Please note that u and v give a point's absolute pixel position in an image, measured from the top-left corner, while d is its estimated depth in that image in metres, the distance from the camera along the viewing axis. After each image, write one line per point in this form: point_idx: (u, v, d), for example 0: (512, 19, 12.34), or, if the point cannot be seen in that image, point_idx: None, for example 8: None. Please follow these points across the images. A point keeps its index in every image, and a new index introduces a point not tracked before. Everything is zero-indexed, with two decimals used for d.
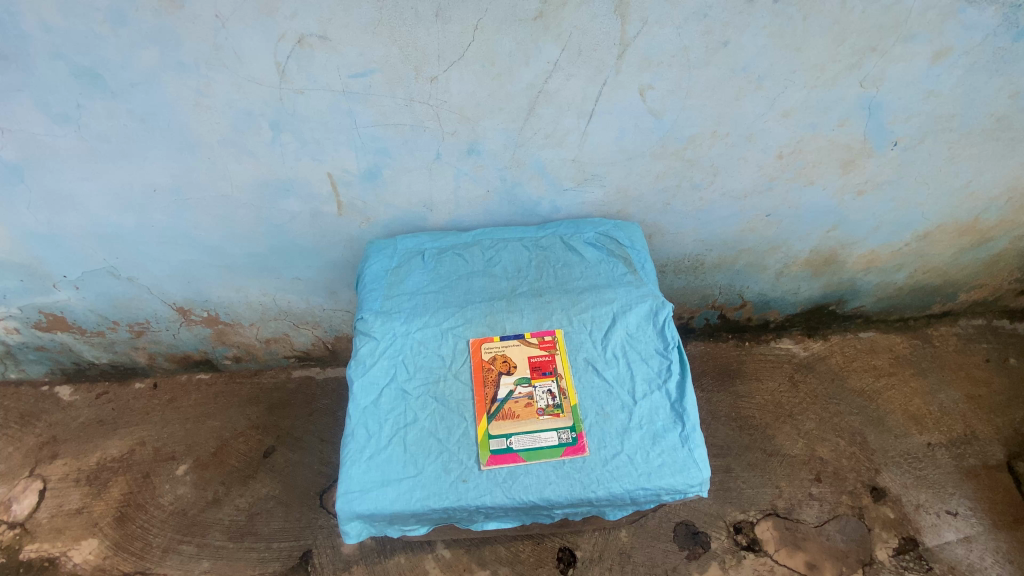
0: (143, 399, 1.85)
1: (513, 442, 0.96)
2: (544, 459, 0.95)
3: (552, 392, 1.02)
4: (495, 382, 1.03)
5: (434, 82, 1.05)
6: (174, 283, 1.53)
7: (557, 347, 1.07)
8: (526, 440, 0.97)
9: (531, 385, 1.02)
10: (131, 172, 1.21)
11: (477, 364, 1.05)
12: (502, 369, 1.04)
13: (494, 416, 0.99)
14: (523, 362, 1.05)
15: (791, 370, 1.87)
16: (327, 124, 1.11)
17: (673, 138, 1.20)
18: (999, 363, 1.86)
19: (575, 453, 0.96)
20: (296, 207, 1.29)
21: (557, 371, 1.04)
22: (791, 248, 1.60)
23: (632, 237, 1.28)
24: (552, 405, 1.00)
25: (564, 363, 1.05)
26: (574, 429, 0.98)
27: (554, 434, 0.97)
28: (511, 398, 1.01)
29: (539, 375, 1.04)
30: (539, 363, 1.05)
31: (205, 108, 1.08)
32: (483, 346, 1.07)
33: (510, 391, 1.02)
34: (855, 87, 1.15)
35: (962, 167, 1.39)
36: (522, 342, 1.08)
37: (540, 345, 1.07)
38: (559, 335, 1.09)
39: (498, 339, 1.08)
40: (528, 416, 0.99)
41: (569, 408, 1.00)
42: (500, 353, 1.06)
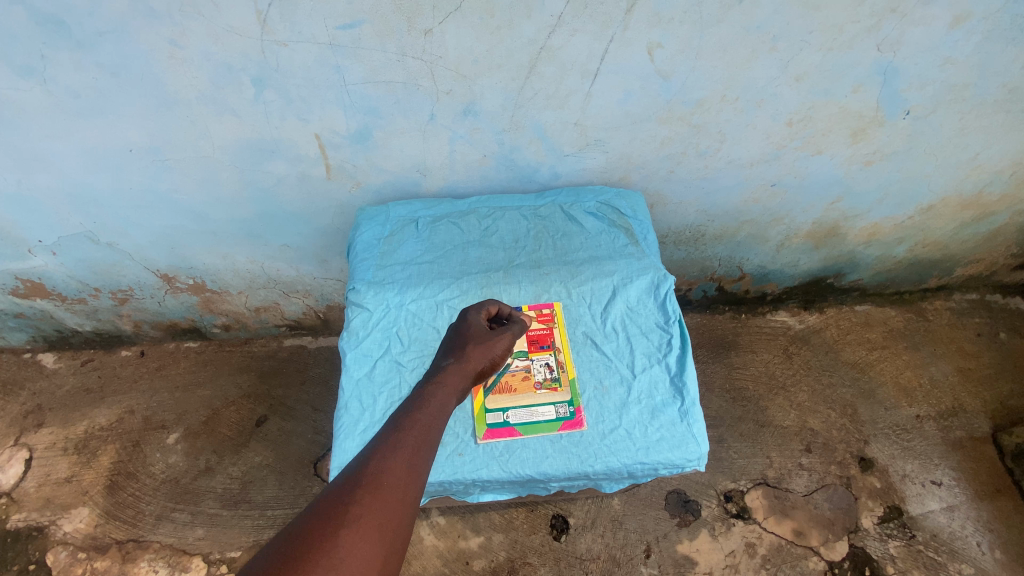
0: (131, 366, 1.81)
1: (509, 416, 0.95)
2: (541, 433, 0.93)
3: (550, 366, 1.00)
4: None
5: (428, 36, 0.97)
6: (156, 249, 1.47)
7: (556, 320, 1.05)
8: (522, 414, 0.95)
9: (528, 358, 1.00)
10: (105, 130, 1.13)
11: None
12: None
13: (491, 391, 0.97)
14: (520, 336, 1.03)
15: (786, 343, 1.87)
16: (314, 80, 1.03)
17: (680, 102, 1.14)
18: (990, 337, 1.87)
19: (572, 428, 0.94)
20: (282, 170, 1.22)
21: (555, 345, 1.02)
22: (794, 220, 1.56)
23: (633, 206, 1.24)
24: (549, 378, 0.98)
25: (563, 336, 1.03)
26: (572, 403, 0.96)
27: (551, 408, 0.96)
28: (508, 371, 0.99)
29: (537, 348, 1.01)
30: (537, 336, 1.02)
31: (182, 61, 1.00)
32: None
33: (507, 364, 1.00)
34: (871, 51, 1.09)
35: (972, 139, 1.35)
36: (520, 315, 1.05)
37: (538, 318, 1.04)
38: (558, 308, 1.06)
39: None
40: (525, 390, 0.97)
41: (567, 382, 0.99)
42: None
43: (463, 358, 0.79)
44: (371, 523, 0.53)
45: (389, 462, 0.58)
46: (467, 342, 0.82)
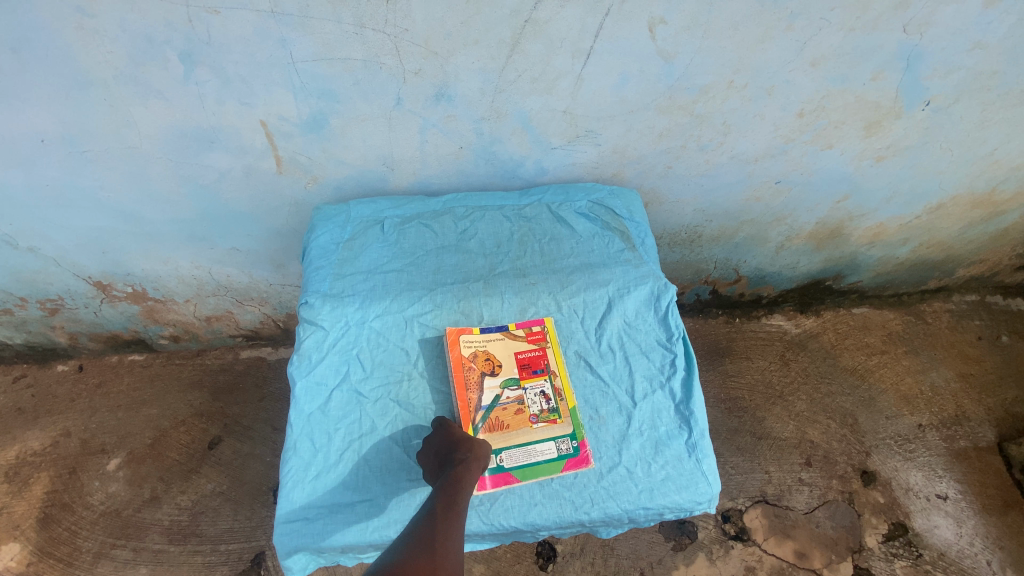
0: (68, 383, 1.62)
1: (504, 458, 0.81)
2: (542, 477, 0.81)
3: (546, 394, 0.86)
4: (479, 386, 0.85)
5: (391, 3, 0.81)
6: (86, 254, 1.28)
7: (548, 339, 0.91)
8: (518, 456, 0.82)
9: (520, 387, 0.86)
10: (7, 116, 0.95)
11: (454, 362, 0.87)
12: (487, 370, 0.87)
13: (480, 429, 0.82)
14: (509, 360, 0.88)
15: (782, 349, 1.77)
16: (256, 56, 0.87)
17: (682, 88, 1.01)
18: (991, 341, 1.80)
19: (577, 467, 0.82)
20: (225, 163, 1.05)
21: (550, 369, 0.88)
22: (796, 220, 1.45)
23: (629, 206, 1.11)
24: (547, 410, 0.85)
25: (557, 358, 0.90)
26: (575, 437, 0.83)
27: (552, 445, 0.82)
28: (498, 404, 0.85)
29: (530, 374, 0.87)
30: (528, 359, 0.88)
31: (91, 32, 0.83)
32: (461, 338, 0.89)
33: (497, 396, 0.85)
34: (896, 33, 0.97)
35: (991, 132, 1.25)
36: (507, 335, 0.90)
37: (528, 339, 0.90)
38: (550, 323, 0.93)
39: (479, 331, 0.90)
40: (519, 426, 0.84)
41: (567, 411, 0.86)
42: (481, 349, 0.88)
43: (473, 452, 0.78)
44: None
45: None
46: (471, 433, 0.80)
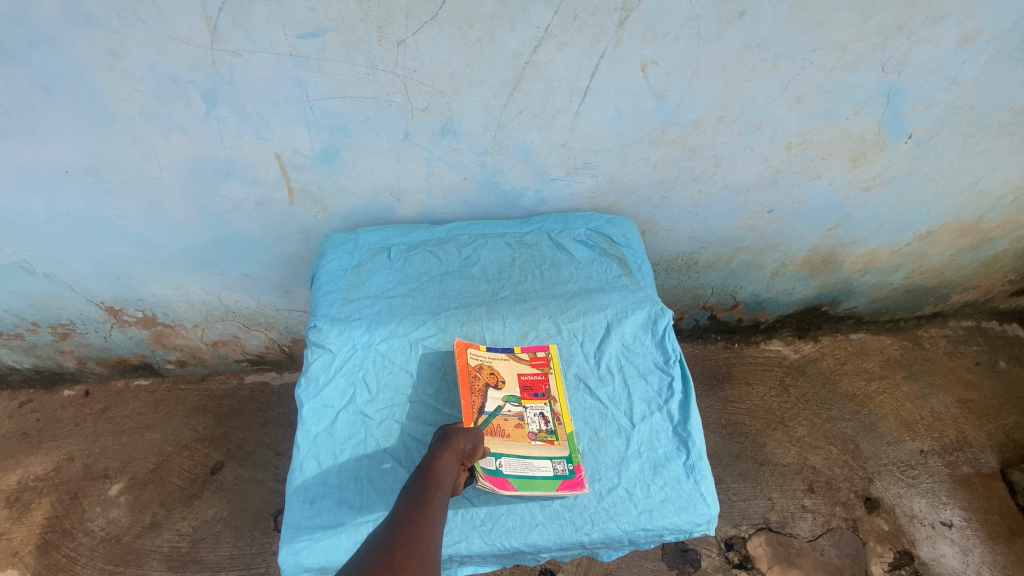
0: (73, 408, 1.64)
1: (501, 464, 0.82)
2: (538, 492, 0.80)
3: (545, 416, 0.88)
4: (483, 394, 0.88)
5: (402, 47, 0.87)
6: (100, 280, 1.33)
7: (551, 366, 0.94)
8: (516, 466, 0.82)
9: (521, 405, 0.88)
10: (35, 150, 1.01)
11: (461, 368, 0.90)
12: (491, 382, 0.89)
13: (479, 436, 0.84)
14: (512, 378, 0.91)
15: (781, 374, 1.78)
16: (274, 95, 0.93)
17: (675, 123, 1.06)
18: (990, 366, 1.81)
19: (572, 489, 0.81)
20: (239, 194, 1.10)
21: (550, 393, 0.90)
22: (790, 247, 1.49)
23: (626, 234, 1.15)
24: (545, 430, 0.87)
25: (558, 384, 0.92)
26: (570, 460, 0.84)
27: (548, 464, 0.83)
28: (499, 414, 0.87)
29: (531, 395, 0.89)
30: (530, 382, 0.91)
31: (121, 72, 0.89)
32: (469, 350, 0.93)
33: (499, 408, 0.87)
34: (875, 71, 1.04)
35: (973, 163, 1.31)
36: (513, 355, 0.93)
37: (532, 362, 0.93)
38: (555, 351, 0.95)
39: (485, 348, 0.94)
40: (518, 440, 0.85)
41: (564, 435, 0.87)
42: (487, 363, 0.91)
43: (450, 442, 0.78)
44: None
45: (405, 547, 0.60)
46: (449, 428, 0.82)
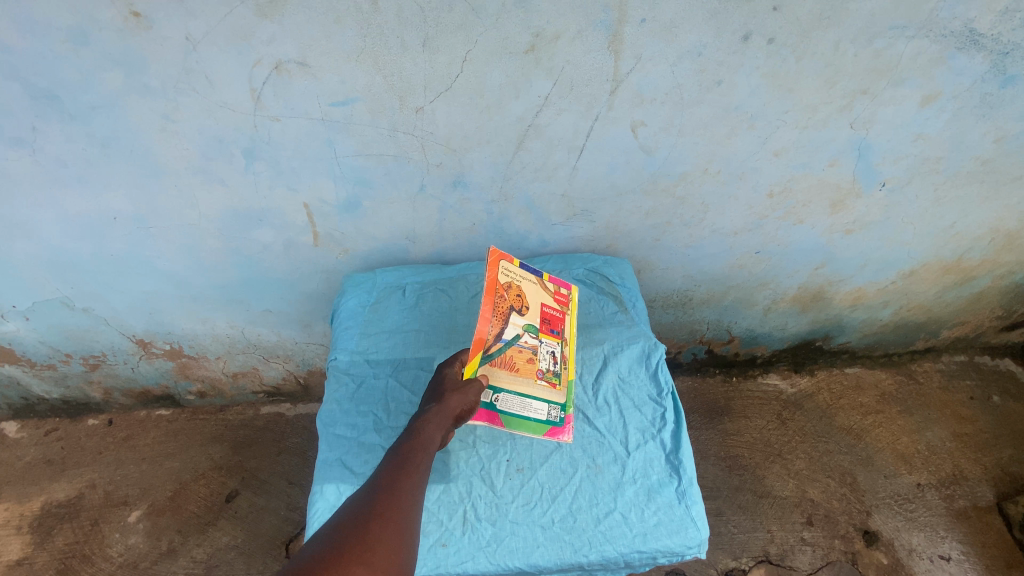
0: (97, 436, 1.71)
1: (498, 399, 0.95)
2: (528, 432, 0.96)
3: (554, 356, 1.01)
4: (507, 318, 0.94)
5: (420, 113, 0.99)
6: (134, 314, 1.43)
7: (569, 305, 1.07)
8: (515, 403, 0.96)
9: (537, 338, 0.98)
10: (90, 199, 1.13)
11: (491, 281, 0.93)
12: (517, 305, 0.96)
13: (491, 360, 0.94)
14: (534, 307, 0.99)
15: (779, 408, 1.84)
16: (306, 153, 1.05)
17: (664, 175, 1.17)
18: (983, 401, 1.86)
19: (556, 435, 0.97)
20: (269, 238, 1.21)
21: (563, 333, 1.04)
22: (780, 285, 1.58)
23: (622, 273, 1.25)
24: (550, 371, 0.99)
25: (570, 326, 1.05)
26: (564, 408, 0.98)
27: (545, 407, 0.97)
28: (515, 344, 0.96)
29: (546, 330, 1.01)
30: (546, 316, 1.02)
31: (173, 134, 1.01)
32: (500, 263, 0.96)
33: (517, 335, 0.96)
34: (845, 129, 1.14)
35: (948, 208, 1.40)
36: (538, 283, 1.02)
37: (553, 296, 1.04)
38: (574, 293, 1.09)
39: (518, 265, 0.99)
40: (525, 373, 0.96)
41: (564, 380, 1.00)
42: (515, 283, 0.97)
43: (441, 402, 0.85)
44: (378, 559, 0.60)
45: (384, 507, 0.66)
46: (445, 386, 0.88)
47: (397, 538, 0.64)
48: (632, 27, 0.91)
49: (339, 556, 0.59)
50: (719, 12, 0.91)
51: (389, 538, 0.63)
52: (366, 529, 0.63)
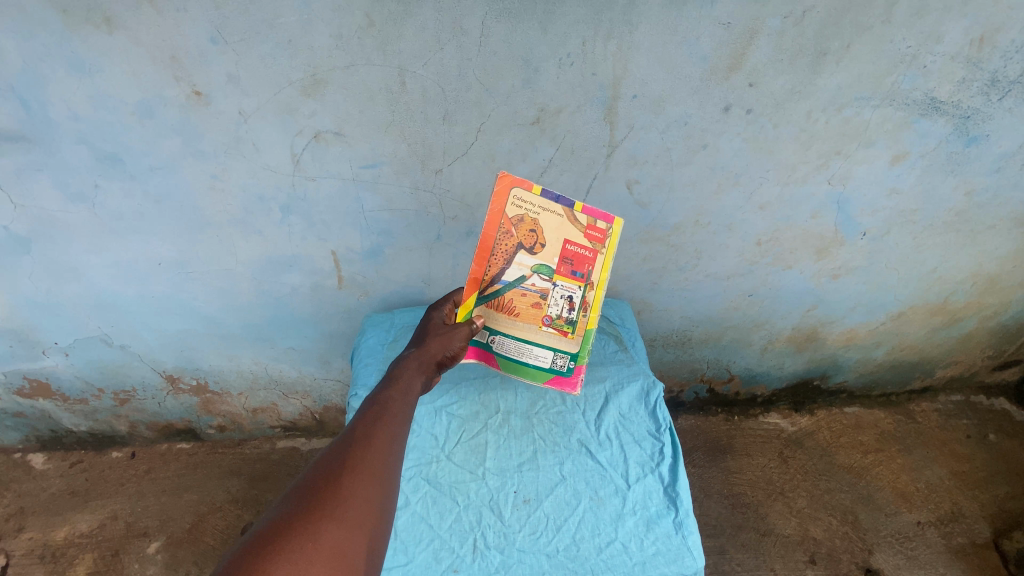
0: (120, 469, 1.78)
1: (494, 339, 1.01)
2: (520, 374, 1.03)
3: (569, 301, 0.97)
4: (508, 259, 0.95)
5: (438, 174, 1.12)
6: (166, 351, 1.53)
7: (607, 242, 0.93)
8: (509, 344, 1.01)
9: (550, 280, 0.96)
10: (139, 247, 1.25)
11: (495, 214, 0.92)
12: (526, 244, 0.93)
13: (489, 300, 0.98)
14: (553, 245, 0.93)
15: (780, 446, 1.88)
16: (336, 208, 1.17)
17: (658, 226, 1.28)
18: (980, 439, 1.89)
19: (553, 381, 1.04)
20: (297, 281, 1.33)
21: (588, 278, 0.95)
22: (774, 326, 1.66)
23: (622, 315, 1.36)
24: (559, 318, 0.98)
25: (601, 269, 0.95)
26: (571, 357, 1.02)
27: (545, 352, 1.02)
28: (519, 286, 0.97)
29: (567, 272, 0.95)
30: (571, 255, 0.94)
31: (219, 191, 1.14)
32: (512, 191, 0.90)
33: (522, 277, 0.96)
34: (824, 185, 1.26)
35: (928, 255, 1.49)
36: (566, 217, 0.91)
37: (585, 233, 0.92)
38: (618, 228, 0.92)
39: (539, 195, 0.91)
40: (529, 317, 0.99)
41: (575, 328, 0.99)
42: (529, 216, 0.91)
43: (422, 349, 0.90)
44: (350, 515, 0.63)
45: (354, 463, 0.68)
46: (430, 333, 0.94)
47: (368, 489, 0.67)
48: (625, 101, 1.04)
49: (312, 513, 0.62)
50: (702, 88, 1.03)
51: (362, 492, 0.66)
52: (338, 484, 0.65)
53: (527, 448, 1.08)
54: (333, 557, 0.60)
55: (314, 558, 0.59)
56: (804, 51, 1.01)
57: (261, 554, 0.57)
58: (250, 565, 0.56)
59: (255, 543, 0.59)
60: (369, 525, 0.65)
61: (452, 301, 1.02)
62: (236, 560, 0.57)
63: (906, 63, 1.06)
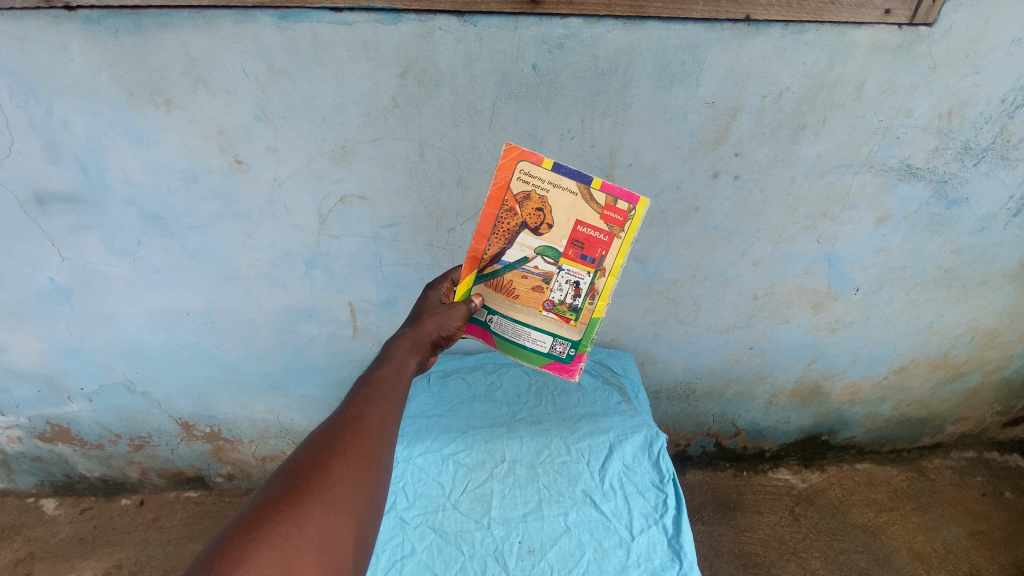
0: (128, 516, 1.79)
1: (493, 321, 0.98)
2: (519, 357, 1.00)
3: (574, 288, 0.93)
4: (511, 239, 0.90)
5: (451, 232, 1.21)
6: (185, 398, 1.58)
7: (627, 226, 0.85)
8: (509, 328, 0.98)
9: (554, 265, 0.92)
10: (171, 297, 1.34)
11: (498, 190, 0.87)
12: (531, 224, 0.89)
13: (488, 280, 0.94)
14: (562, 226, 0.88)
15: (791, 503, 1.85)
16: (356, 263, 1.26)
17: (657, 280, 1.36)
18: (996, 497, 1.85)
19: (554, 369, 1.00)
20: (315, 330, 1.40)
21: (600, 263, 0.90)
22: (776, 379, 1.68)
23: (624, 366, 1.42)
24: (562, 304, 0.95)
25: (616, 255, 0.88)
26: (574, 346, 0.98)
27: (546, 338, 0.98)
28: (520, 267, 0.92)
29: (576, 256, 0.90)
30: (581, 238, 0.88)
31: (250, 247, 1.24)
32: (519, 165, 0.85)
33: (524, 259, 0.92)
34: (813, 243, 1.33)
35: (922, 309, 1.53)
36: (580, 196, 0.85)
37: (601, 215, 0.86)
38: (641, 210, 0.83)
39: (549, 171, 0.84)
40: (530, 301, 0.95)
41: (579, 317, 0.96)
42: (537, 194, 0.86)
43: (416, 328, 0.88)
44: (340, 501, 0.61)
45: (344, 447, 0.65)
46: (425, 312, 0.91)
47: (358, 472, 0.64)
48: (621, 169, 1.14)
49: (298, 498, 0.59)
50: (691, 157, 1.14)
51: (352, 476, 0.63)
52: (327, 468, 0.63)
53: (532, 497, 1.10)
54: (322, 544, 0.57)
55: (302, 543, 0.56)
56: (783, 125, 1.12)
57: (248, 540, 0.54)
58: (235, 547, 0.54)
59: (239, 528, 0.56)
60: (361, 510, 0.63)
61: (449, 279, 0.98)
62: (220, 544, 0.55)
63: (880, 134, 1.15)
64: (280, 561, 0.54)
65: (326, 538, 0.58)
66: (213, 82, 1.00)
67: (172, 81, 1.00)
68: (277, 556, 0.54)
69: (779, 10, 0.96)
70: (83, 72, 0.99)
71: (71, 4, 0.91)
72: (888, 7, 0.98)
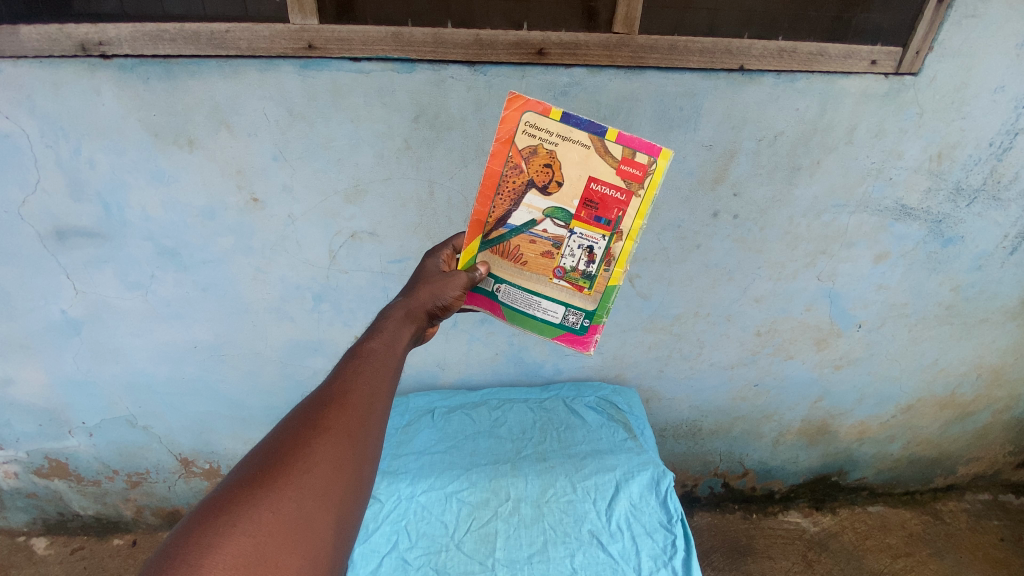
0: (120, 557, 1.74)
1: (500, 292, 0.92)
2: (528, 328, 0.94)
3: (589, 253, 0.87)
4: (517, 200, 0.85)
5: None
6: (186, 433, 1.57)
7: (645, 181, 0.80)
8: (516, 300, 0.92)
9: (566, 228, 0.86)
10: (180, 330, 1.35)
11: (502, 145, 0.82)
12: (539, 181, 0.83)
13: (494, 245, 0.88)
14: (574, 183, 0.82)
15: (803, 548, 1.79)
16: (364, 297, 1.29)
17: (660, 315, 1.37)
18: (1015, 543, 1.79)
19: (569, 341, 0.94)
20: (320, 364, 1.41)
21: (616, 225, 0.84)
22: (783, 417, 1.67)
23: (630, 402, 1.41)
24: (575, 271, 0.89)
25: (634, 216, 0.82)
26: (589, 317, 0.92)
27: (558, 310, 0.92)
28: (529, 232, 0.87)
29: (591, 217, 0.84)
30: (595, 197, 0.83)
31: (260, 281, 1.26)
32: (524, 116, 0.80)
33: (532, 222, 0.86)
34: (814, 280, 1.35)
35: (926, 346, 1.54)
36: (594, 149, 0.79)
37: (618, 170, 0.80)
38: (663, 162, 0.78)
39: (558, 121, 0.79)
40: (539, 268, 0.89)
41: (593, 284, 0.90)
42: (545, 148, 0.81)
43: (411, 298, 0.82)
44: (320, 484, 0.54)
45: (325, 424, 0.59)
46: (421, 281, 0.85)
47: (340, 451, 0.57)
48: None
49: (272, 480, 0.52)
50: (691, 197, 1.18)
51: (335, 455, 0.57)
52: (306, 448, 0.56)
53: (537, 538, 1.08)
54: (301, 533, 0.51)
55: (274, 531, 0.49)
56: (779, 167, 1.16)
57: (212, 532, 0.47)
58: (197, 536, 0.47)
59: (204, 516, 0.49)
60: (343, 493, 0.56)
61: (451, 246, 0.92)
62: (181, 533, 0.47)
63: (874, 175, 1.19)
64: (249, 553, 0.47)
65: (302, 527, 0.51)
66: (235, 125, 1.05)
67: (197, 124, 1.05)
68: (245, 549, 0.47)
69: (771, 61, 1.02)
70: (112, 115, 1.04)
71: (107, 54, 0.97)
72: (874, 58, 1.04)
